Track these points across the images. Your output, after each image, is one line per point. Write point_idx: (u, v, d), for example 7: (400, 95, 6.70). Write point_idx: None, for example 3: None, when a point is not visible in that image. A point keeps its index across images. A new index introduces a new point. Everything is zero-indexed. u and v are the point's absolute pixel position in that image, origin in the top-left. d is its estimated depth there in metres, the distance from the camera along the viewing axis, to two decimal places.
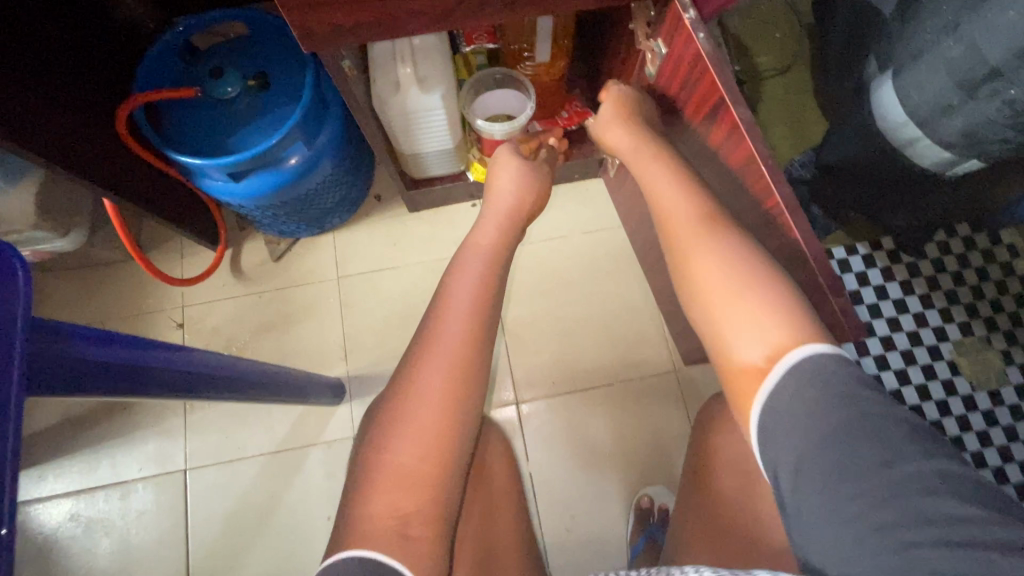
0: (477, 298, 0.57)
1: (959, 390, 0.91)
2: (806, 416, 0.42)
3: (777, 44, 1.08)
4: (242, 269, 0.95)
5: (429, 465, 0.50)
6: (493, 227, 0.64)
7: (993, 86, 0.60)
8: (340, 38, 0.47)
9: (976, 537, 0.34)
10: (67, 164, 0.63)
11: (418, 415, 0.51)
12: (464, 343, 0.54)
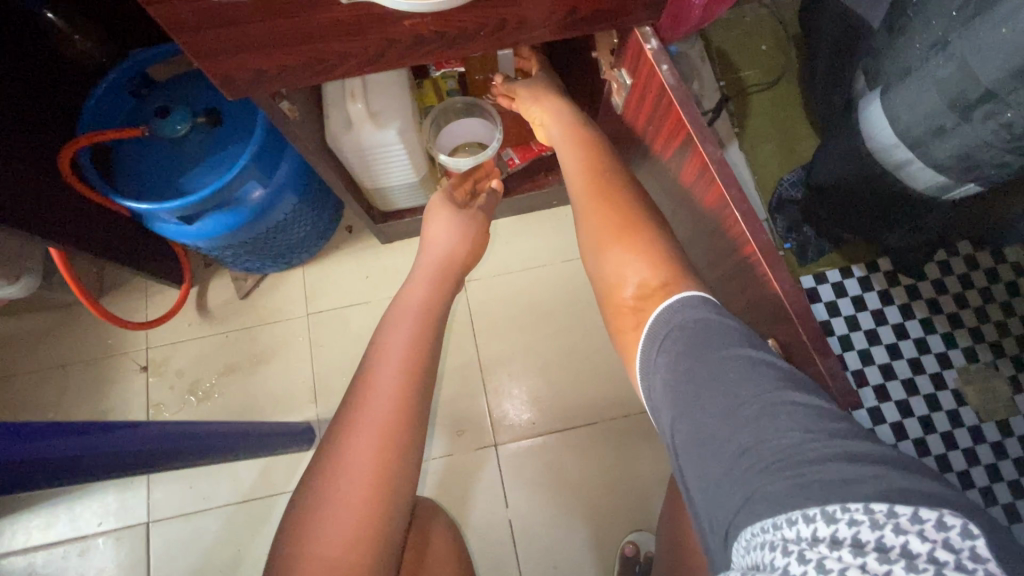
0: None
1: (966, 421, 0.86)
2: (670, 368, 0.39)
3: (763, 57, 1.04)
4: (208, 308, 0.91)
5: (366, 551, 0.46)
6: (427, 283, 0.63)
7: (987, 109, 0.56)
8: (265, 81, 0.44)
9: (807, 458, 0.31)
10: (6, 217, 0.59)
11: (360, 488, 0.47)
12: (400, 405, 0.51)
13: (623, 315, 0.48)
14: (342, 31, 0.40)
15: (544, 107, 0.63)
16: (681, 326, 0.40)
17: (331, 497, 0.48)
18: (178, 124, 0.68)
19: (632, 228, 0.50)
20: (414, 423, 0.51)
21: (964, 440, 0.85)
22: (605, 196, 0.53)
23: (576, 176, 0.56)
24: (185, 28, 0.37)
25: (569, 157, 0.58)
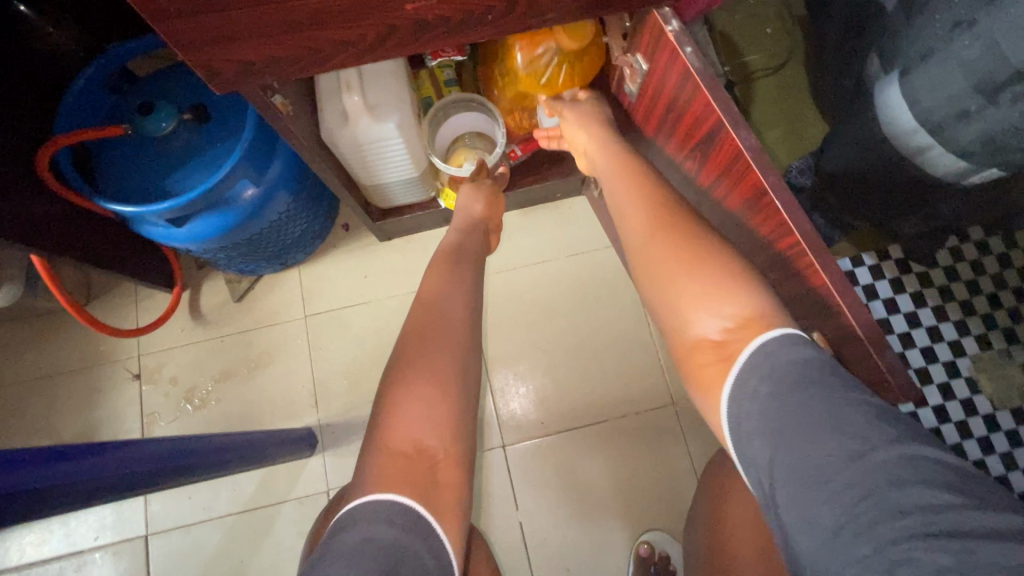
0: None
1: (980, 409, 0.85)
2: (771, 404, 0.38)
3: (768, 40, 1.00)
4: (201, 312, 0.88)
5: None
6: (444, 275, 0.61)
7: (1016, 90, 0.53)
8: (255, 73, 0.41)
9: (951, 526, 0.31)
10: None
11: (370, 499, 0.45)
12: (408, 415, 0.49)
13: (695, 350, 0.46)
14: (339, 18, 0.37)
15: (582, 136, 0.62)
16: (773, 360, 0.40)
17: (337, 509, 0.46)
18: (162, 121, 0.64)
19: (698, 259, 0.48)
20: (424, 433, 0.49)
21: (978, 428, 0.84)
22: (664, 223, 0.51)
23: (635, 203, 0.53)
24: (168, 18, 0.34)
25: (620, 185, 0.56)
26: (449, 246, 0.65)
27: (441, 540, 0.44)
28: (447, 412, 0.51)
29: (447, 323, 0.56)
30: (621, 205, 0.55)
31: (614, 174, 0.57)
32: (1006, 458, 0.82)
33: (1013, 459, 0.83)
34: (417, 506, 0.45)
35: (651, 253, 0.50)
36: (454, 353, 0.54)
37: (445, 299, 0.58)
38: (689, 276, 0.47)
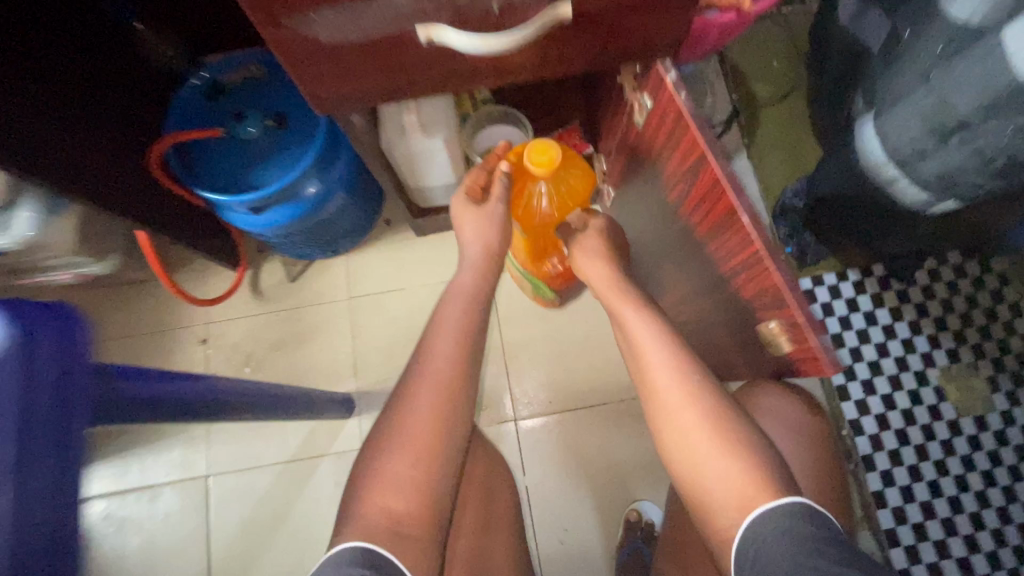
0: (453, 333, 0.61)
1: (944, 415, 0.94)
2: (780, 539, 0.49)
3: (774, 72, 1.11)
4: (260, 289, 1.01)
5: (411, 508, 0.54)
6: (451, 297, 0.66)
7: (962, 137, 0.64)
8: (347, 102, 0.54)
9: None
10: (109, 203, 0.71)
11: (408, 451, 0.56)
12: (449, 397, 0.58)
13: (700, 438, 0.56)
14: (414, 65, 0.50)
15: (599, 278, 0.70)
16: (776, 512, 0.51)
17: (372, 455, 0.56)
18: (251, 127, 0.78)
19: (716, 431, 0.56)
20: (460, 405, 0.59)
21: (941, 431, 0.93)
22: (690, 393, 0.58)
23: (663, 365, 0.59)
24: (296, 64, 0.47)
25: (642, 337, 0.62)
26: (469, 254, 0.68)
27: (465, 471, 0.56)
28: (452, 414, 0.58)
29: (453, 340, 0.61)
30: (643, 372, 0.62)
31: (635, 318, 0.64)
32: (964, 460, 0.92)
33: (971, 462, 0.92)
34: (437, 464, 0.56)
35: (677, 426, 0.58)
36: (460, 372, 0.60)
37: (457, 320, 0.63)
38: (709, 457, 0.55)
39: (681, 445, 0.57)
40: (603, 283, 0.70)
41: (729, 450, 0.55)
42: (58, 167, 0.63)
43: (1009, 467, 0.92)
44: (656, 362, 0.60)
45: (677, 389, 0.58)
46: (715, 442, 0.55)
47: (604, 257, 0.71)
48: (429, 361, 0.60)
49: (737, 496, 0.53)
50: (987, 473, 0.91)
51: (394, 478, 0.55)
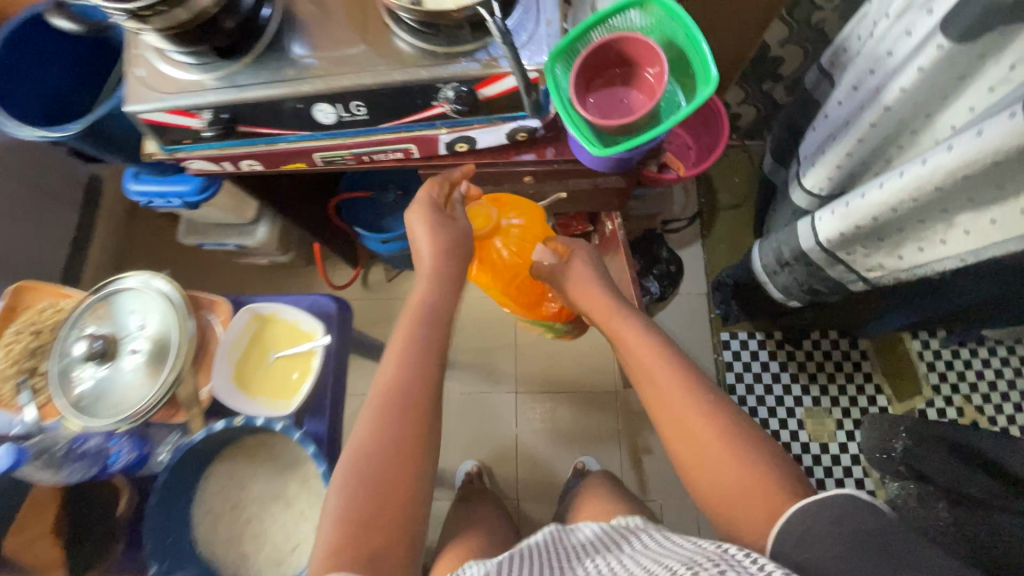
0: (390, 363, 0.71)
1: (800, 438, 1.40)
2: (832, 531, 0.48)
3: (734, 187, 1.59)
4: (368, 283, 1.57)
5: (373, 536, 0.57)
6: (403, 331, 0.76)
7: (786, 268, 1.10)
8: None
9: None
10: (312, 229, 1.29)
11: (363, 477, 0.61)
12: (384, 422, 0.65)
13: (698, 454, 0.63)
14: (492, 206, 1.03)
15: (609, 314, 0.87)
16: (817, 503, 0.51)
17: (332, 492, 0.61)
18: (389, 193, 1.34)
19: (735, 421, 0.65)
20: (404, 422, 0.66)
21: (796, 448, 1.39)
22: (707, 414, 0.65)
23: (675, 392, 0.68)
24: None
25: (645, 348, 0.77)
26: (429, 295, 0.81)
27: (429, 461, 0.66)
28: (422, 424, 0.67)
29: (418, 363, 0.72)
30: (643, 375, 0.76)
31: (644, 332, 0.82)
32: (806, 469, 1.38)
33: (811, 472, 1.38)
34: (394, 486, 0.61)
35: (682, 420, 0.66)
36: (421, 393, 0.70)
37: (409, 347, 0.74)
38: (724, 456, 0.62)
39: (692, 454, 0.65)
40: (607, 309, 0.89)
41: (739, 445, 0.62)
42: (295, 211, 1.21)
43: (837, 479, 1.37)
44: (663, 364, 0.75)
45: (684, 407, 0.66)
46: (723, 439, 0.63)
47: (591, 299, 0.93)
48: (373, 397, 0.68)
49: (751, 507, 0.57)
50: (821, 480, 1.37)
51: (357, 483, 0.61)
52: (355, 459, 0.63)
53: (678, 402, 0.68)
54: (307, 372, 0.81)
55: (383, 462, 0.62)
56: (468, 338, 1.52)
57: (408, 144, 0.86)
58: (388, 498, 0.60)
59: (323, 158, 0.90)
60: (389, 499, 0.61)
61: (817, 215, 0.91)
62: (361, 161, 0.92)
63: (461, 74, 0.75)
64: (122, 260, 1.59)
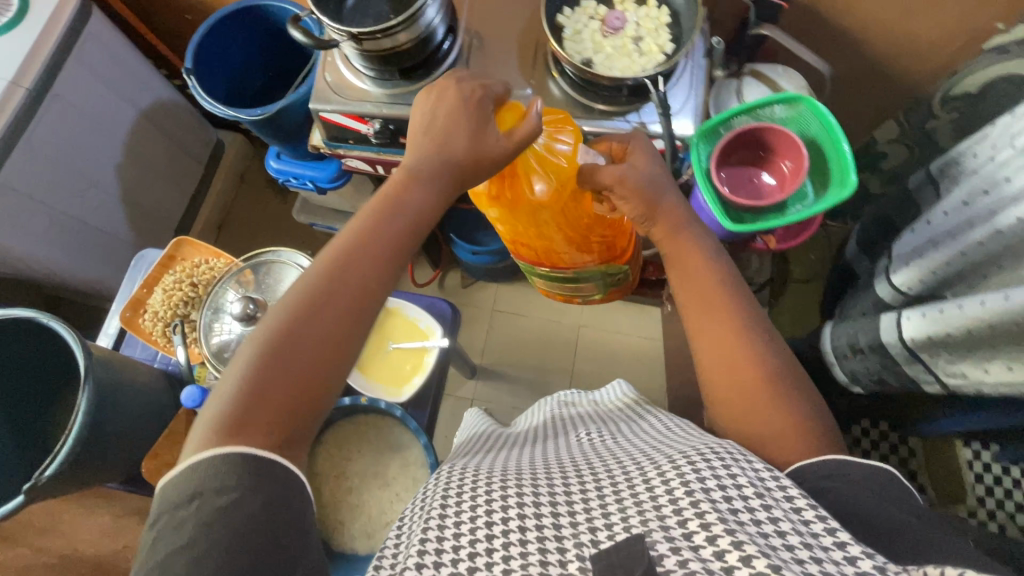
0: (358, 222, 0.63)
1: None
2: (863, 482, 0.49)
3: (808, 262, 1.64)
4: (444, 285, 1.67)
5: (280, 407, 0.53)
6: (369, 219, 0.64)
7: (855, 355, 1.12)
8: None
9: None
10: None
11: (285, 340, 0.55)
12: (323, 288, 0.58)
13: (734, 391, 0.60)
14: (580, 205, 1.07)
15: (660, 231, 0.74)
16: (853, 465, 0.51)
17: (250, 341, 0.56)
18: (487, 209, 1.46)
19: (762, 373, 0.60)
20: (349, 294, 0.58)
21: None
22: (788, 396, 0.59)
23: (727, 317, 0.64)
24: None
25: (699, 284, 0.68)
26: (421, 168, 0.68)
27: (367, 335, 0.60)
28: (355, 330, 0.58)
29: (376, 263, 0.61)
30: (692, 305, 0.67)
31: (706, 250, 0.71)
32: None
33: None
34: (318, 354, 0.55)
35: (723, 349, 0.62)
36: (364, 289, 0.60)
37: (374, 237, 0.63)
38: (757, 387, 0.59)
39: (723, 381, 0.62)
40: (656, 211, 0.74)
41: (783, 392, 0.59)
42: None
43: None
44: (711, 300, 0.66)
45: (743, 342, 0.62)
46: (755, 391, 0.59)
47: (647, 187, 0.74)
48: (324, 254, 0.61)
49: None
50: None
51: (261, 378, 0.53)
52: (279, 320, 0.56)
53: (729, 335, 0.63)
54: (419, 367, 0.88)
55: (313, 334, 0.56)
56: (527, 355, 1.60)
57: None
58: (294, 387, 0.53)
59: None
60: (286, 397, 0.53)
61: (906, 313, 0.96)
62: None
63: (611, 131, 0.85)
64: (224, 221, 1.71)
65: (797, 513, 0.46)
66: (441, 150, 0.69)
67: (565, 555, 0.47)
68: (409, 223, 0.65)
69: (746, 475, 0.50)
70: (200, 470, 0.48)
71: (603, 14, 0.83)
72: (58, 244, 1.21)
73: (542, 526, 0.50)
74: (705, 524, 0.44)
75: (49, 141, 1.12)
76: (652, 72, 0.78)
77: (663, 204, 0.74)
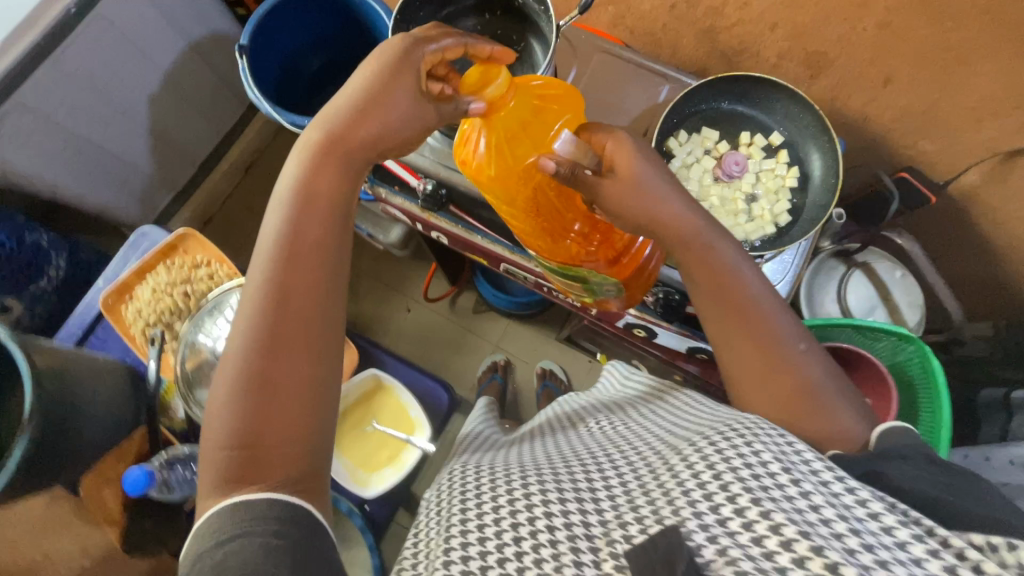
0: (290, 194, 0.47)
1: None
2: (918, 461, 0.45)
3: None
4: (455, 304, 1.59)
5: (281, 447, 0.43)
6: (287, 202, 0.47)
7: None
8: (595, 336, 1.07)
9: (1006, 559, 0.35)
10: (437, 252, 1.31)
11: (266, 369, 0.44)
12: (280, 293, 0.45)
13: (790, 403, 0.51)
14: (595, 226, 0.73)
15: (711, 231, 0.57)
16: (891, 434, 0.49)
17: (217, 391, 0.44)
18: None
19: (803, 382, 0.51)
20: (328, 269, 0.47)
21: None
22: None
23: (772, 342, 0.53)
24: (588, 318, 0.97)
25: (747, 359, 0.54)
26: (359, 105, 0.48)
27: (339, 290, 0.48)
28: (331, 300, 0.47)
29: (326, 207, 0.47)
30: (745, 377, 0.54)
31: (757, 289, 0.55)
32: None
33: None
34: (279, 371, 0.44)
35: (777, 385, 0.52)
36: (322, 272, 0.47)
37: (295, 218, 0.47)
38: (808, 410, 0.51)
39: (775, 405, 0.52)
40: (687, 235, 0.56)
41: (831, 399, 0.51)
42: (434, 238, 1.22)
43: None
44: (752, 329, 0.54)
45: (800, 366, 0.52)
46: (791, 410, 0.51)
47: (651, 225, 0.56)
48: (257, 259, 0.46)
49: None
50: None
51: (251, 422, 0.43)
52: (247, 348, 0.44)
53: (782, 359, 0.52)
54: (395, 459, 0.82)
55: (294, 347, 0.45)
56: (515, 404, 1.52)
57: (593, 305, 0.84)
58: (280, 417, 0.43)
59: (506, 266, 0.90)
60: (292, 408, 0.44)
61: None
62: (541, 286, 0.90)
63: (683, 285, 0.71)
64: (253, 163, 1.60)
65: (826, 487, 0.41)
66: (383, 112, 0.49)
67: (600, 556, 0.42)
68: (339, 184, 0.49)
69: (769, 447, 0.44)
70: (215, 525, 0.41)
71: (723, 152, 0.70)
72: (68, 167, 1.12)
73: (557, 532, 0.44)
74: (736, 501, 0.40)
75: (81, 62, 1.01)
76: (755, 249, 0.66)
77: (698, 274, 0.57)
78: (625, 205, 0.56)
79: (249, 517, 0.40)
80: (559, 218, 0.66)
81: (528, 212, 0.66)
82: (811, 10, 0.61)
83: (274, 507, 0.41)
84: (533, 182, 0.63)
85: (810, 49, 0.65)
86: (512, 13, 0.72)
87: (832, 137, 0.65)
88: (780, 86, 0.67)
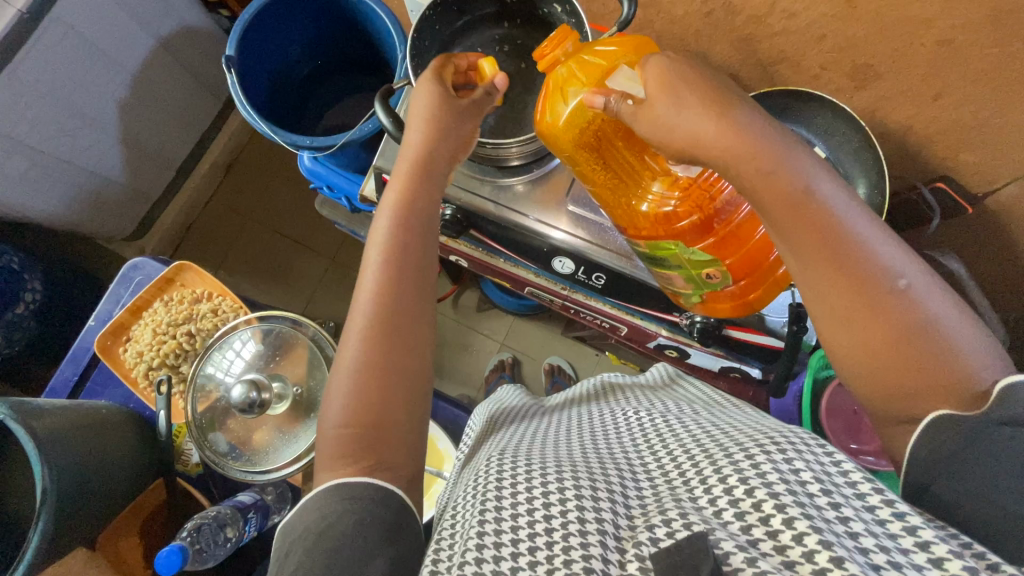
0: (393, 202, 0.51)
1: None
2: None
3: None
4: (458, 304, 1.56)
5: (385, 434, 0.45)
6: (394, 210, 0.50)
7: None
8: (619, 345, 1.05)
9: None
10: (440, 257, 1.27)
11: (373, 359, 0.46)
12: (388, 292, 0.48)
13: (885, 350, 0.38)
14: None
15: (772, 129, 0.39)
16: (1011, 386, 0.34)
17: (333, 383, 0.46)
18: None
19: (903, 323, 0.37)
20: (423, 278, 0.50)
21: None
22: None
23: (862, 273, 0.38)
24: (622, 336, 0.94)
25: (828, 296, 0.39)
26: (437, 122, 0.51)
27: (429, 290, 0.51)
28: (427, 301, 0.50)
29: (426, 215, 0.52)
30: (832, 316, 0.39)
31: (836, 204, 0.39)
32: None
33: None
34: (384, 367, 0.46)
35: (870, 330, 0.38)
36: (423, 274, 0.50)
37: (402, 228, 0.50)
38: (915, 364, 0.37)
39: (875, 352, 0.38)
40: (743, 155, 0.39)
41: (943, 337, 0.37)
42: None
43: None
44: (841, 258, 0.38)
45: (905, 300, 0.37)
46: (884, 366, 0.38)
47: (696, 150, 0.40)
48: (365, 264, 0.49)
49: None
50: None
51: (364, 411, 0.45)
52: (360, 340, 0.47)
53: (880, 301, 0.38)
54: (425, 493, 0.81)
55: (395, 340, 0.47)
56: None
57: (622, 325, 0.81)
58: (386, 409, 0.45)
59: (531, 289, 0.87)
60: (399, 406, 0.46)
61: None
62: (566, 307, 0.87)
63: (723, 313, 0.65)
64: (234, 162, 1.50)
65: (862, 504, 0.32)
66: (450, 135, 0.53)
67: (623, 552, 0.33)
68: (430, 199, 0.52)
69: (802, 456, 0.35)
70: (313, 505, 0.40)
71: None
72: (35, 186, 1.02)
73: (585, 517, 0.35)
74: (756, 503, 0.32)
75: (37, 70, 0.90)
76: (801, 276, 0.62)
77: (750, 196, 0.40)
78: (664, 138, 0.41)
79: (345, 496, 0.40)
80: (635, 179, 0.54)
81: (596, 170, 0.55)
82: (865, 23, 0.57)
83: (372, 492, 0.41)
84: (594, 125, 0.52)
85: (858, 62, 0.62)
86: (537, 23, 0.67)
87: (876, 152, 0.62)
88: (822, 101, 0.64)
